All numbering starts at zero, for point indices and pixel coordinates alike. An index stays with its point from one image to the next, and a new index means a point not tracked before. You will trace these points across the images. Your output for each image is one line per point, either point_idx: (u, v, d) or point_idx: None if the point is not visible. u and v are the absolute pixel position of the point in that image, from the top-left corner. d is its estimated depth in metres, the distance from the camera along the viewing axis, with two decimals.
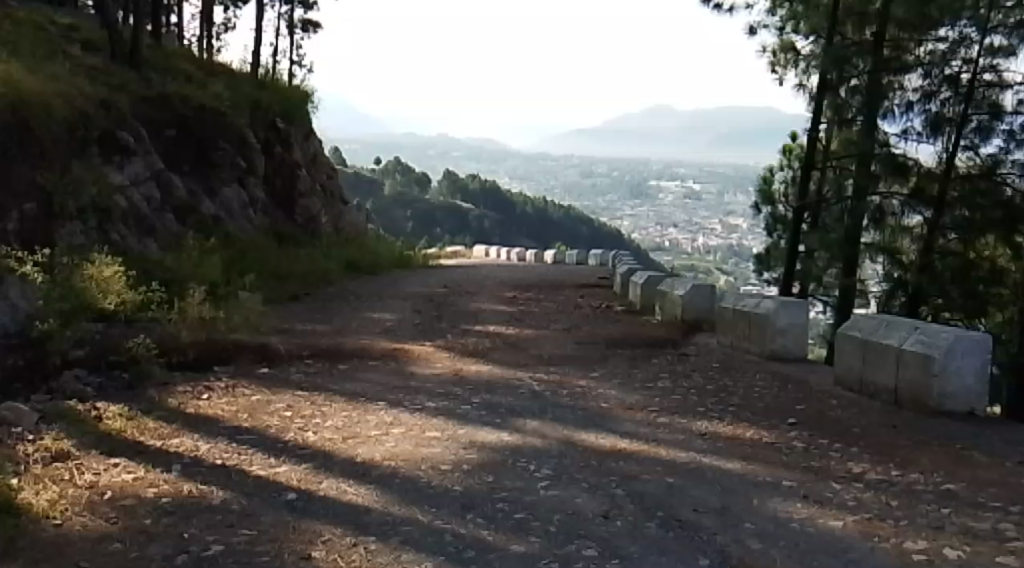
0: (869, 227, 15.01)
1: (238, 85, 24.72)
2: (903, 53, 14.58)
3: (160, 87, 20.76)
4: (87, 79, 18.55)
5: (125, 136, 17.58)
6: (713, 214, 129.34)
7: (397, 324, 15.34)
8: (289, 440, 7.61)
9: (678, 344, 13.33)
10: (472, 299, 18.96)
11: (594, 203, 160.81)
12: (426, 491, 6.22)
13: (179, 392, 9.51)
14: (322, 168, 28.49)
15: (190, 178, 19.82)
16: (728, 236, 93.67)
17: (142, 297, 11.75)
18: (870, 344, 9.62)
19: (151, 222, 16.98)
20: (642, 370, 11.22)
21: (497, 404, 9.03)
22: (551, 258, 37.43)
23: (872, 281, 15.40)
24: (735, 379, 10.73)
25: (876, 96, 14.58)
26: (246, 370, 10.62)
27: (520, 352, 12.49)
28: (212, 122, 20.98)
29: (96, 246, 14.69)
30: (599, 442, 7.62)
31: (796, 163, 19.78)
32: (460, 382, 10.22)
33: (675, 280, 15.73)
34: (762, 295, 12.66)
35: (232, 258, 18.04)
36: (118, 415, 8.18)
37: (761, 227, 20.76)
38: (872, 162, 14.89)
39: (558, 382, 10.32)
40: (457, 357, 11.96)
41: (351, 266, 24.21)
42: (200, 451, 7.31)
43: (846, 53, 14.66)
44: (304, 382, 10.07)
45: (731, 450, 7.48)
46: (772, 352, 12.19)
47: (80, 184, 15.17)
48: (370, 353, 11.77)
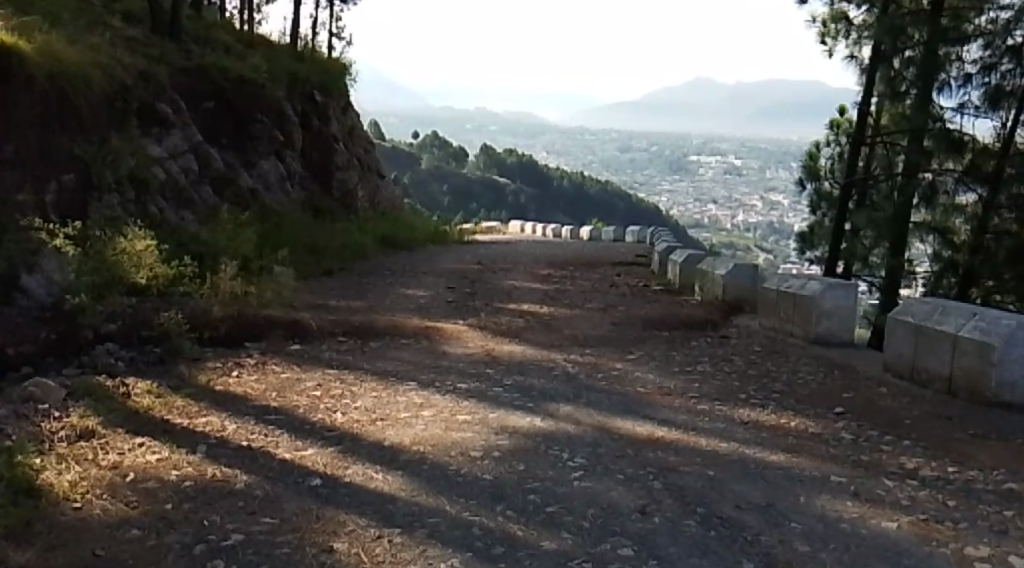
0: (920, 204, 14.80)
1: (277, 57, 24.52)
2: (962, 23, 14.19)
3: (200, 58, 20.59)
4: (126, 50, 18.40)
5: (164, 109, 17.47)
6: (752, 192, 128.17)
7: (430, 301, 15.12)
8: (318, 421, 7.38)
9: (718, 325, 12.98)
10: (506, 276, 18.73)
11: (632, 178, 159.69)
12: (455, 479, 5.97)
13: (209, 368, 9.31)
14: (359, 141, 28.23)
15: (228, 151, 19.69)
16: (767, 214, 92.67)
17: (175, 271, 11.58)
18: (923, 330, 9.28)
19: (189, 195, 16.85)
20: (680, 353, 10.90)
21: (530, 387, 8.77)
22: (587, 234, 37.05)
23: (921, 262, 15.31)
24: (777, 363, 10.40)
25: (932, 68, 14.27)
26: (278, 347, 10.43)
27: (554, 332, 12.21)
28: (251, 95, 20.80)
29: (133, 218, 14.54)
30: (637, 429, 7.32)
31: (843, 138, 19.33)
32: (492, 362, 9.98)
33: (716, 259, 15.36)
34: (807, 277, 12.27)
35: (268, 231, 17.89)
36: (146, 392, 7.94)
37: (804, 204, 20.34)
38: (925, 138, 14.46)
39: (593, 364, 10.03)
40: (489, 336, 11.70)
41: (385, 241, 24.01)
42: (227, 431, 7.00)
43: (900, 23, 14.29)
44: (334, 360, 9.86)
45: (775, 441, 7.18)
46: (816, 335, 11.84)
47: (118, 155, 15.03)
48: (401, 331, 11.55)
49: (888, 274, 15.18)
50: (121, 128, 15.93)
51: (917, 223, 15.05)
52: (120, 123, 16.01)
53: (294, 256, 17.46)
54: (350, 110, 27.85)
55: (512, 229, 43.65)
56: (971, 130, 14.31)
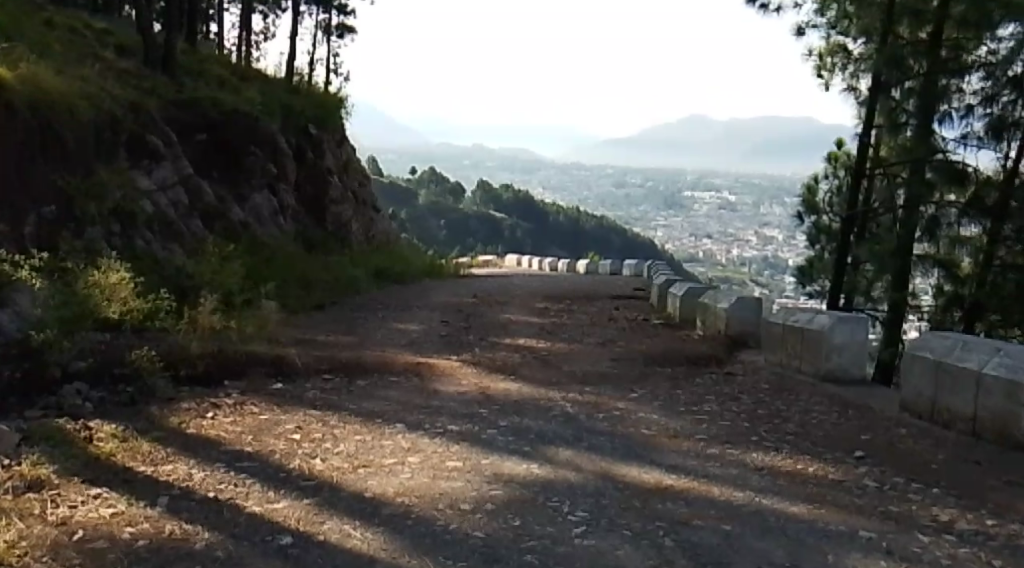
0: (922, 237, 14.36)
1: (270, 89, 24.06)
2: (963, 53, 13.72)
3: (190, 90, 20.13)
4: (114, 80, 17.93)
5: (153, 140, 16.96)
6: (748, 226, 128.03)
7: (423, 335, 14.53)
8: (294, 468, 6.78)
9: (723, 362, 12.39)
10: (501, 309, 18.16)
11: (628, 212, 159.40)
12: (443, 537, 5.37)
13: (181, 410, 8.71)
14: (353, 174, 27.74)
15: (218, 183, 19.16)
16: (763, 248, 92.08)
17: (151, 304, 11.00)
18: (943, 367, 8.70)
19: (177, 228, 16.30)
20: (685, 391, 10.29)
21: (527, 428, 8.17)
22: (583, 268, 36.51)
23: (925, 294, 14.86)
24: (787, 402, 9.80)
25: (932, 97, 13.73)
26: (258, 386, 9.82)
27: (551, 368, 11.61)
28: (242, 125, 20.31)
29: (117, 251, 13.97)
30: (643, 477, 6.72)
31: (842, 171, 18.78)
32: (486, 402, 9.38)
33: (718, 292, 14.79)
34: (815, 310, 11.67)
35: (256, 265, 17.32)
36: (110, 436, 7.38)
37: (804, 238, 19.91)
38: (927, 169, 14.08)
39: (593, 404, 9.42)
40: (483, 373, 11.11)
41: (378, 274, 23.43)
42: (194, 481, 6.43)
43: (902, 51, 13.74)
44: (318, 400, 9.25)
45: (794, 489, 6.57)
46: (827, 371, 11.25)
47: (103, 185, 14.52)
48: (391, 368, 10.95)
49: (891, 307, 14.63)
50: (107, 161, 15.43)
51: (920, 255, 14.53)
52: (105, 155, 15.46)
53: (283, 290, 16.89)
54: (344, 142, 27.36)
55: (508, 262, 43.19)
56: (976, 162, 14.00)
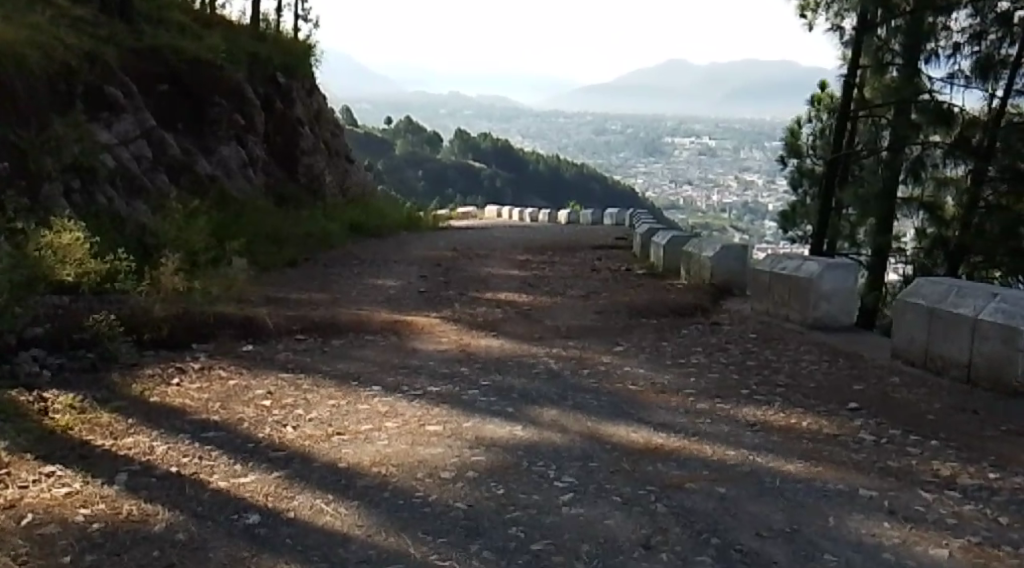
0: (907, 178, 14.25)
1: (237, 38, 23.44)
2: None
3: (152, 39, 19.55)
4: (72, 31, 17.37)
5: (113, 92, 16.48)
6: (728, 172, 127.58)
7: (401, 291, 14.16)
8: (263, 438, 6.53)
9: (708, 311, 12.10)
10: (481, 262, 17.77)
11: (607, 161, 158.54)
12: (422, 510, 5.12)
13: (145, 378, 8.43)
14: (327, 127, 27.17)
15: (185, 137, 18.67)
16: (743, 194, 91.62)
17: (109, 266, 10.62)
18: (937, 313, 8.41)
19: (143, 185, 15.87)
20: (671, 343, 10.02)
21: (509, 388, 7.85)
22: (564, 218, 36.04)
23: (908, 236, 14.69)
24: (776, 352, 9.53)
25: (919, 35, 13.74)
26: (228, 350, 9.51)
27: (532, 322, 11.29)
28: (207, 77, 19.78)
29: (79, 211, 13.57)
30: (631, 437, 6.42)
31: (825, 114, 18.47)
32: (466, 360, 9.04)
33: (701, 240, 14.50)
34: (803, 257, 11.36)
35: (228, 222, 16.91)
36: (66, 408, 7.26)
37: (786, 182, 19.54)
38: (912, 110, 13.84)
39: (577, 359, 9.12)
40: (463, 329, 10.77)
41: (355, 229, 22.99)
42: (155, 455, 6.28)
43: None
44: (290, 363, 8.91)
45: (788, 445, 6.29)
46: (815, 320, 10.95)
47: (61, 142, 14.09)
48: (367, 327, 10.59)
49: (875, 252, 14.69)
50: (64, 115, 15.00)
51: (905, 197, 14.50)
52: (59, 107, 15.07)
53: (255, 247, 16.47)
54: (316, 93, 26.77)
55: (490, 214, 42.73)
56: (962, 102, 13.73)
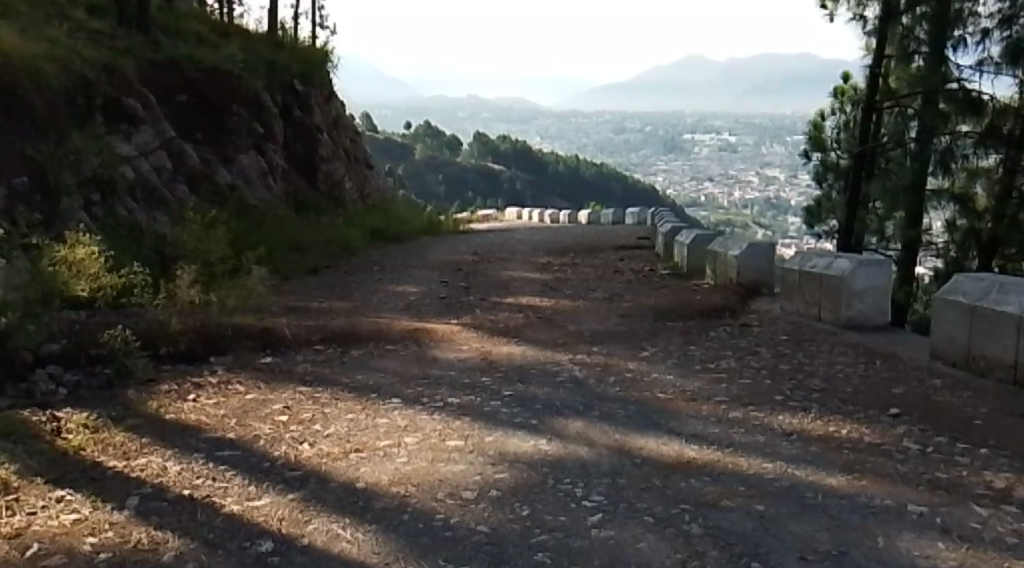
0: (936, 171, 13.95)
1: (255, 46, 23.31)
2: None
3: (170, 49, 19.45)
4: (89, 43, 17.29)
5: (132, 104, 16.42)
6: (749, 168, 126.81)
7: (421, 298, 13.89)
8: (279, 457, 6.25)
9: (736, 313, 11.76)
10: (503, 266, 17.49)
11: (628, 159, 157.90)
12: (444, 534, 4.86)
13: (160, 393, 8.19)
14: (345, 132, 26.99)
15: (204, 147, 18.54)
16: (765, 190, 90.92)
17: (124, 280, 10.43)
18: (979, 310, 8.07)
19: (163, 195, 15.73)
20: (700, 347, 9.71)
21: (533, 398, 7.57)
22: (586, 219, 35.72)
23: (937, 231, 14.33)
24: (809, 355, 9.20)
25: (944, 22, 13.54)
26: (245, 362, 9.28)
27: (555, 328, 11.00)
28: (226, 86, 19.64)
29: (97, 224, 13.40)
30: (663, 450, 6.12)
31: (849, 105, 18.00)
32: (488, 369, 8.76)
33: (727, 238, 14.17)
34: (833, 254, 11.02)
35: (247, 231, 16.72)
36: (79, 428, 7.02)
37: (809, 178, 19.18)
38: (940, 100, 13.73)
39: (603, 366, 8.83)
40: (485, 336, 10.50)
41: (376, 234, 22.75)
42: (168, 476, 6.01)
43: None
44: (308, 376, 8.66)
45: (827, 456, 5.98)
46: (848, 320, 10.60)
47: (79, 154, 13.96)
48: (387, 336, 10.34)
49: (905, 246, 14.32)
50: (82, 128, 14.88)
51: (934, 189, 14.08)
52: (77, 120, 14.99)
53: (274, 255, 16.26)
54: (334, 99, 26.59)
55: (510, 215, 42.48)
56: (991, 90, 13.55)
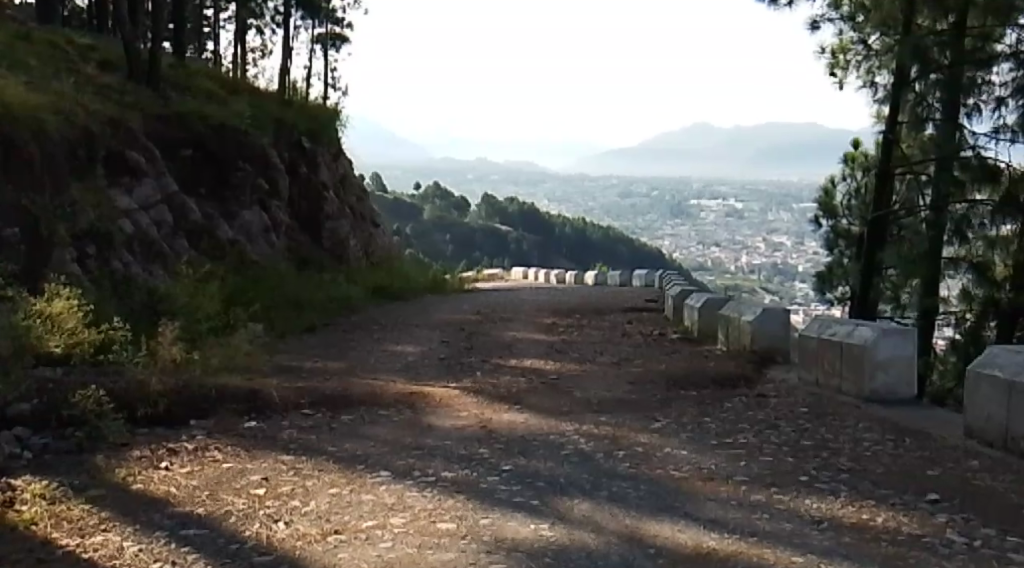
0: (952, 239, 14.34)
1: (262, 103, 23.04)
2: (988, 43, 13.55)
3: (176, 105, 19.15)
4: (94, 97, 16.98)
5: (135, 157, 16.06)
6: (756, 233, 126.49)
7: (421, 358, 13.28)
8: (249, 538, 5.62)
9: (752, 382, 11.11)
10: (507, 326, 16.91)
11: (634, 223, 157.86)
12: None
13: (132, 460, 7.55)
14: (351, 190, 26.55)
15: (207, 202, 18.12)
16: (773, 256, 90.40)
17: (105, 335, 9.87)
18: (1017, 387, 7.43)
19: (162, 250, 15.24)
20: (715, 420, 9.05)
21: (535, 474, 6.92)
22: (593, 280, 35.17)
23: (954, 297, 14.83)
24: (833, 430, 8.56)
25: (956, 89, 13.44)
26: (228, 427, 8.65)
27: (560, 394, 10.36)
28: (232, 141, 19.30)
29: (90, 277, 12.86)
30: (677, 538, 5.46)
31: (861, 172, 17.24)
32: (487, 439, 8.12)
33: (741, 303, 13.57)
34: (856, 321, 10.41)
35: (245, 286, 16.19)
36: (36, 499, 6.37)
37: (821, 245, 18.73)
38: (955, 167, 13.92)
39: (611, 438, 8.16)
40: (485, 402, 9.87)
41: (379, 292, 22.16)
42: (124, 559, 5.37)
43: (926, 43, 13.23)
44: (292, 443, 8.02)
45: (865, 549, 5.33)
46: (871, 392, 9.95)
47: (76, 207, 13.52)
48: (381, 399, 9.73)
49: (922, 314, 14.78)
50: (82, 180, 14.48)
51: (950, 257, 14.61)
52: (78, 172, 14.57)
53: (271, 312, 15.71)
54: (341, 156, 26.23)
55: (515, 276, 41.92)
56: (1007, 158, 13.67)
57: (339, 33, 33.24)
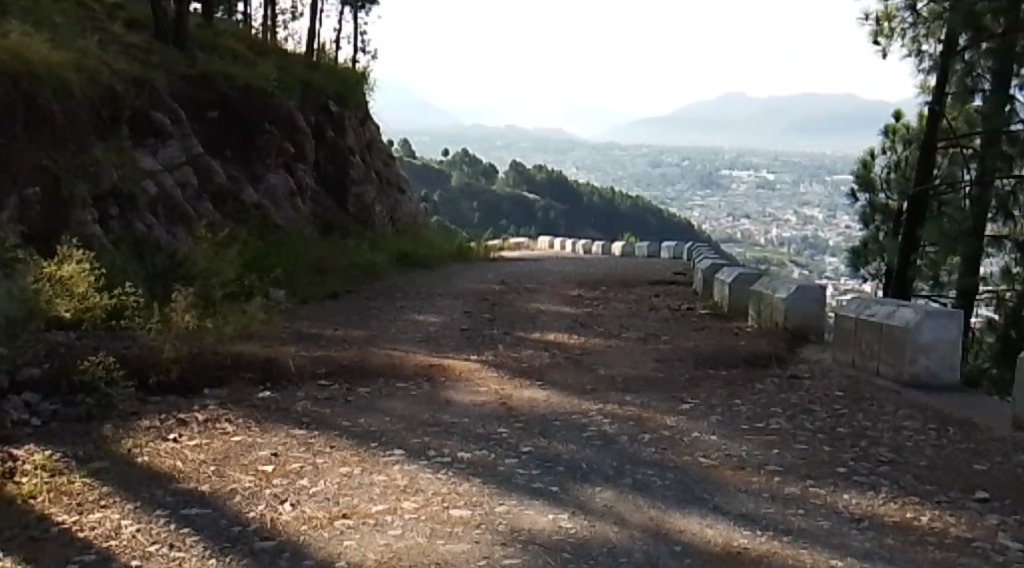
0: (996, 215, 14.02)
1: (290, 65, 22.68)
2: None
3: (203, 65, 18.84)
4: (119, 56, 16.68)
5: (161, 118, 15.76)
6: (786, 206, 125.28)
7: (442, 329, 12.97)
8: (252, 521, 5.31)
9: (784, 361, 10.70)
10: (532, 297, 16.58)
11: (664, 193, 156.74)
12: None
13: (139, 429, 7.24)
14: (378, 155, 26.17)
15: (232, 164, 17.83)
16: (803, 230, 89.44)
17: (116, 300, 9.58)
18: None
19: (186, 212, 14.96)
20: (746, 403, 8.66)
21: (556, 457, 6.58)
22: (620, 250, 34.72)
23: (992, 274, 14.50)
24: (872, 418, 8.17)
25: (1009, 58, 13.02)
26: (240, 397, 8.34)
27: (584, 371, 10.00)
28: (258, 104, 18.99)
29: (110, 239, 12.60)
30: (706, 534, 5.12)
31: (901, 144, 16.84)
32: (507, 417, 7.78)
33: (775, 279, 13.11)
34: (897, 301, 9.99)
35: (269, 251, 15.90)
36: (36, 471, 6.07)
37: (855, 219, 18.13)
38: (1005, 142, 13.47)
39: (637, 420, 7.80)
40: (506, 376, 9.53)
41: (404, 258, 21.85)
42: (121, 540, 5.06)
43: (979, 9, 12.54)
44: (306, 417, 7.72)
45: (913, 553, 4.99)
46: (911, 376, 9.56)
47: (99, 166, 13.24)
48: (400, 371, 9.42)
49: (961, 293, 14.35)
50: (105, 139, 14.20)
51: (992, 235, 14.25)
52: (102, 132, 14.26)
53: (293, 277, 15.43)
54: (368, 120, 25.87)
55: (542, 245, 41.54)
56: None
57: None
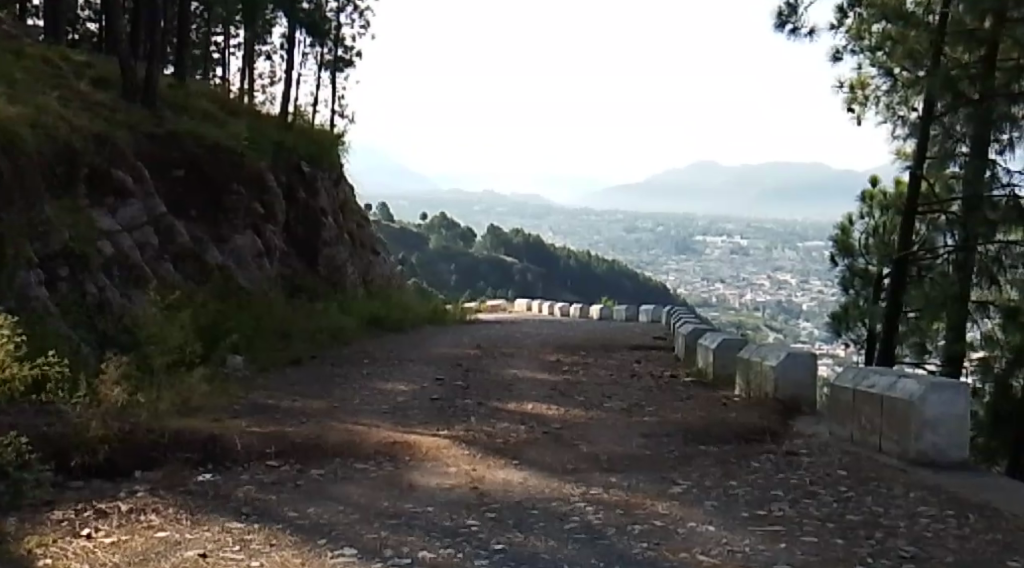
0: (980, 280, 13.26)
1: (260, 125, 21.95)
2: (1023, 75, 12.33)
3: (169, 123, 18.06)
4: (78, 111, 15.88)
5: (121, 176, 14.92)
6: (760, 271, 125.36)
7: (410, 398, 12.04)
8: None
9: (779, 436, 9.82)
10: (507, 363, 15.69)
11: (639, 257, 156.50)
12: None
13: (49, 524, 6.25)
14: (350, 216, 25.34)
15: (195, 223, 16.96)
16: (780, 295, 88.99)
17: (39, 373, 8.63)
18: None
19: (143, 274, 14.05)
20: (744, 486, 7.78)
21: (535, 556, 5.68)
22: (597, 313, 33.84)
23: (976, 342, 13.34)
24: (887, 504, 7.30)
25: (986, 124, 12.27)
26: (178, 480, 7.35)
27: (567, 448, 9.07)
28: (226, 162, 18.17)
29: (57, 301, 11.67)
30: None
31: (879, 210, 16.14)
32: (479, 505, 6.85)
33: (765, 346, 12.25)
34: (898, 371, 9.14)
35: (227, 315, 14.96)
36: None
37: (832, 287, 17.12)
38: (985, 207, 12.89)
39: (625, 508, 6.89)
40: (479, 455, 8.60)
41: (374, 322, 20.91)
42: None
43: (956, 74, 12.34)
44: (247, 506, 6.76)
45: None
46: (918, 454, 8.68)
47: (51, 224, 12.35)
48: (359, 449, 8.46)
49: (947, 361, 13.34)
50: (58, 197, 13.32)
51: (978, 300, 13.33)
52: (55, 190, 13.41)
53: (252, 341, 14.49)
54: (342, 181, 25.11)
55: (520, 308, 40.55)
56: None
57: (347, 59, 32.27)
